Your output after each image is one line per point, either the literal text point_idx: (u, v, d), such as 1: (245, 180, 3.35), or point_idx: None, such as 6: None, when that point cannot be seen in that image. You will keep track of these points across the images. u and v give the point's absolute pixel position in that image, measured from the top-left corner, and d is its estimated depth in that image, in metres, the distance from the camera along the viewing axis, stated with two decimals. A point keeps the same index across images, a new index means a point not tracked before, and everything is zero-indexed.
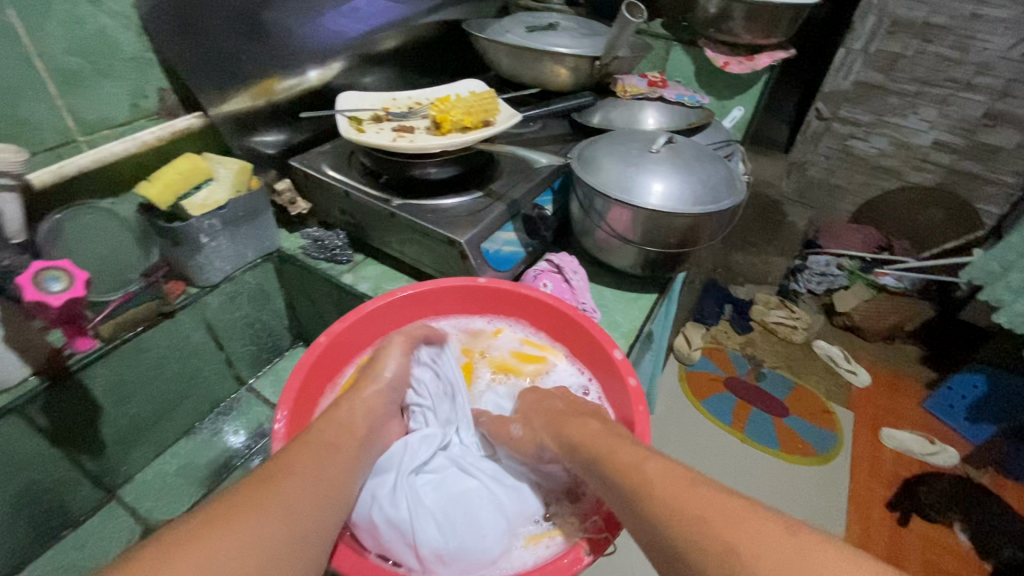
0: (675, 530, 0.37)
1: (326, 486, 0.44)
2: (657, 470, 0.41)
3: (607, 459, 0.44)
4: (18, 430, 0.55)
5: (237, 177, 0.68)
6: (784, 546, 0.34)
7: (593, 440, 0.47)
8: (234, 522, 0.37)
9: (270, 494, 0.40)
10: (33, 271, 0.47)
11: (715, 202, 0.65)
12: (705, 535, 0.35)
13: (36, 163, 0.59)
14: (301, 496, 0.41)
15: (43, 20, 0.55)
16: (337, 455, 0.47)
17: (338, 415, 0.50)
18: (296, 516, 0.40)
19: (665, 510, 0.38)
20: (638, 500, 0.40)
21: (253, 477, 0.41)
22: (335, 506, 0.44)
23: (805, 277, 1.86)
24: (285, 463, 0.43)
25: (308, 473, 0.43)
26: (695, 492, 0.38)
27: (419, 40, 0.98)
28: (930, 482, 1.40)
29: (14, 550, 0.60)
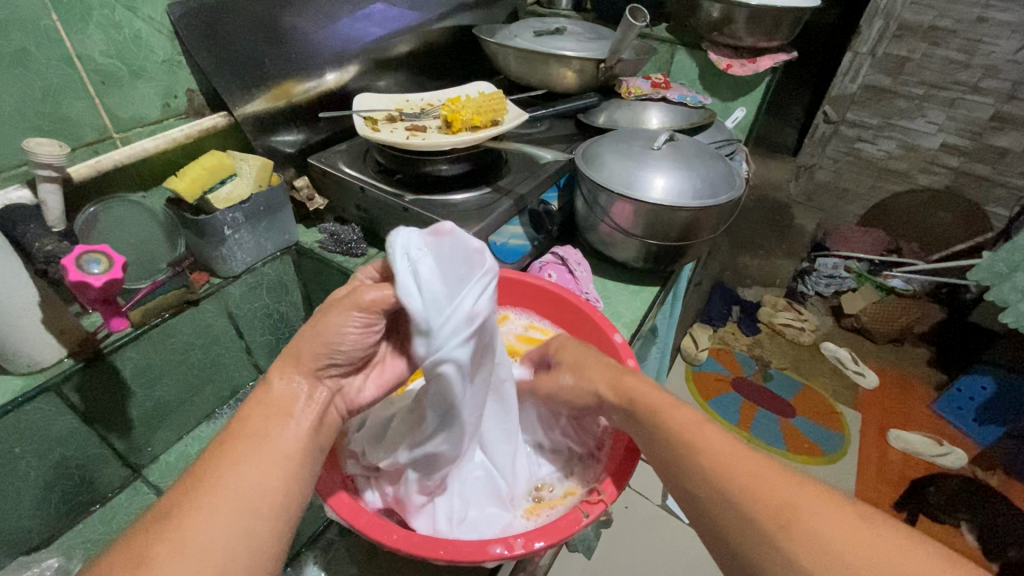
0: (726, 484, 0.39)
1: (247, 496, 0.37)
2: (703, 428, 0.43)
3: (653, 412, 0.46)
4: (55, 407, 0.59)
5: (260, 173, 0.72)
6: (838, 510, 0.36)
7: (646, 395, 0.48)
8: (175, 515, 0.35)
9: (210, 484, 0.37)
10: (75, 255, 0.52)
11: (714, 197, 0.68)
12: (757, 489, 0.38)
13: (75, 158, 0.63)
14: (206, 521, 0.35)
15: (83, 25, 0.59)
16: (267, 453, 0.39)
17: (273, 401, 0.42)
18: (236, 504, 0.36)
19: (713, 467, 0.40)
20: (686, 451, 0.42)
21: (151, 519, 0.35)
22: (272, 514, 0.37)
23: (812, 279, 1.87)
24: (194, 487, 0.37)
25: (221, 494, 0.36)
26: (744, 452, 0.41)
27: (431, 45, 1.03)
28: (939, 482, 1.41)
29: (49, 523, 0.64)
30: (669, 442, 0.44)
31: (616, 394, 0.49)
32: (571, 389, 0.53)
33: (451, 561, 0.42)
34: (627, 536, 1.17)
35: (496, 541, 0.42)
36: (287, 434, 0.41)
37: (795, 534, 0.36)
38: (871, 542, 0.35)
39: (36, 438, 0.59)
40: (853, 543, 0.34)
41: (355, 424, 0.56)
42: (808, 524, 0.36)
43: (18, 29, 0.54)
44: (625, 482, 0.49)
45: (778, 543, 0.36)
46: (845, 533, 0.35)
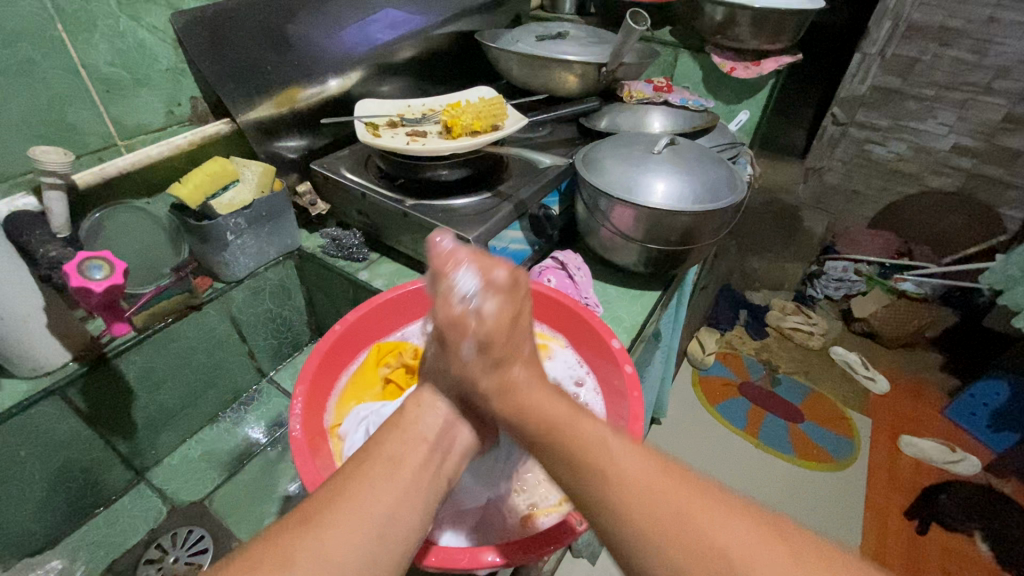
0: (666, 547, 0.34)
1: (382, 516, 0.37)
2: (622, 459, 0.38)
3: (561, 429, 0.40)
4: (58, 410, 0.60)
5: (262, 178, 0.73)
6: (772, 551, 0.32)
7: (550, 406, 0.42)
8: (322, 528, 0.35)
9: (350, 498, 0.37)
10: (77, 260, 0.52)
11: (714, 201, 0.68)
12: (707, 550, 0.33)
13: (80, 165, 0.64)
14: (343, 536, 0.35)
15: (88, 34, 0.60)
16: (397, 471, 0.40)
17: (409, 424, 0.45)
18: (378, 520, 0.36)
19: (627, 494, 0.36)
20: (603, 491, 0.37)
21: (293, 520, 0.35)
22: (398, 542, 0.37)
23: (822, 283, 1.86)
24: (331, 496, 0.37)
25: (355, 504, 0.36)
26: (667, 490, 0.36)
27: (435, 50, 1.03)
28: (951, 490, 1.38)
29: (54, 524, 0.65)
30: (593, 484, 0.38)
31: (519, 413, 0.43)
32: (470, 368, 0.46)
33: (443, 569, 0.43)
34: None
35: (488, 550, 0.43)
36: (419, 459, 0.42)
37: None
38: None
39: (40, 440, 0.60)
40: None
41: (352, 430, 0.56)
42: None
43: (23, 40, 0.55)
44: None
45: None
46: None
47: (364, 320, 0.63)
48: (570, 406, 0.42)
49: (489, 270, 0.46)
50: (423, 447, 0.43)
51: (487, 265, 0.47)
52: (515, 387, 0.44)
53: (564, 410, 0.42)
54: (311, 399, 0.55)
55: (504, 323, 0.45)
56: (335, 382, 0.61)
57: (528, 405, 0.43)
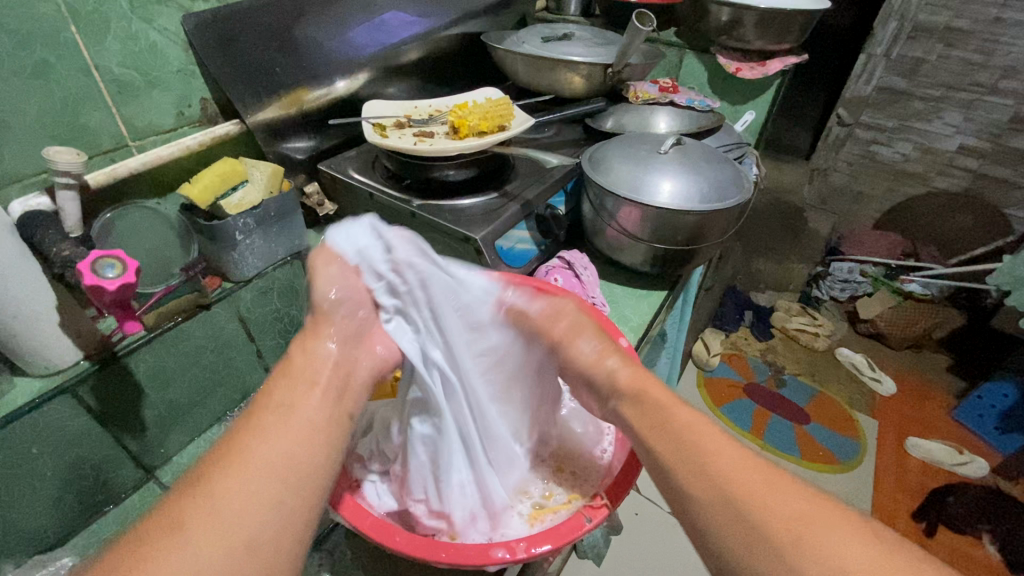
0: (745, 510, 0.36)
1: (278, 463, 0.37)
2: (716, 438, 0.41)
3: (660, 410, 0.44)
4: (70, 408, 0.60)
5: (271, 179, 0.73)
6: (856, 532, 0.34)
7: (649, 388, 0.47)
8: (212, 487, 0.35)
9: (235, 456, 0.36)
10: (91, 259, 0.53)
11: (721, 201, 0.68)
12: (781, 516, 0.35)
13: (92, 165, 0.65)
14: (235, 490, 0.35)
15: (101, 36, 0.61)
16: (290, 421, 0.39)
17: (305, 369, 0.44)
18: (272, 471, 0.36)
19: (713, 463, 0.39)
20: (694, 461, 0.40)
21: (185, 488, 0.35)
22: (302, 480, 0.37)
23: (827, 284, 1.85)
24: (222, 458, 0.37)
25: (245, 462, 0.36)
26: (753, 467, 0.38)
27: (441, 52, 1.04)
28: (958, 493, 1.37)
29: (63, 523, 0.65)
30: (685, 457, 0.40)
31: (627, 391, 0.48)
32: (588, 364, 0.51)
33: (453, 564, 0.43)
34: (637, 543, 1.15)
35: (498, 546, 0.43)
36: (321, 401, 0.42)
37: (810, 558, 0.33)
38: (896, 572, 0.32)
39: (53, 437, 0.60)
40: (876, 566, 0.33)
41: (362, 427, 0.57)
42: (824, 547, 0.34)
43: (38, 42, 0.56)
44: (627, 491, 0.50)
45: (786, 558, 0.34)
46: (867, 556, 0.33)
47: None
48: (672, 397, 0.46)
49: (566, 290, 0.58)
50: (320, 391, 0.42)
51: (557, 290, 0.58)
52: (619, 380, 0.49)
53: (668, 396, 0.45)
54: None
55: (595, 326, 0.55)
56: None
57: (623, 382, 0.48)
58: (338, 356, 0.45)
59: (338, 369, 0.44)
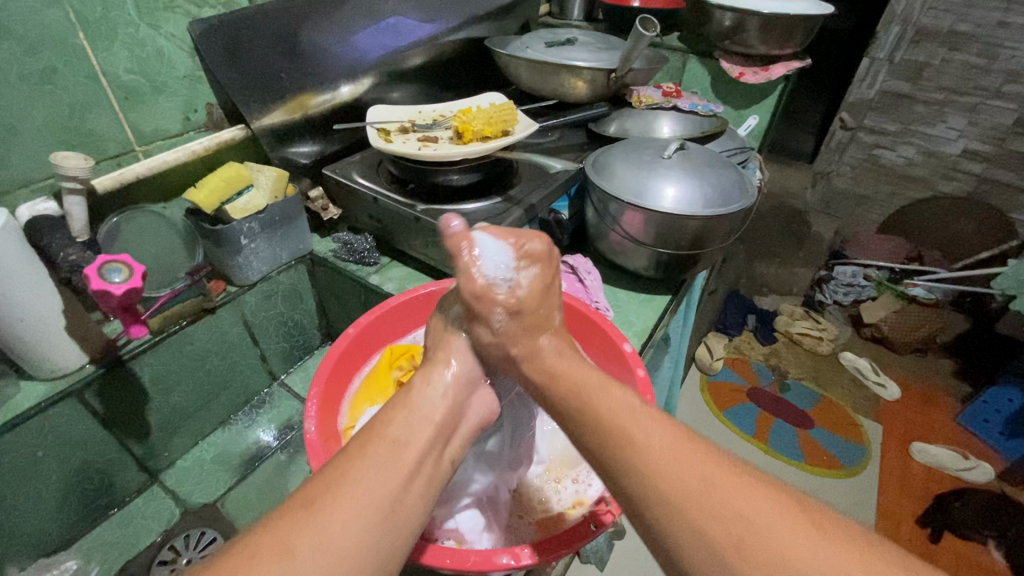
0: (685, 510, 0.35)
1: (385, 498, 0.38)
2: (650, 430, 0.40)
3: (588, 399, 0.43)
4: (76, 412, 0.61)
5: (276, 184, 0.74)
6: (803, 534, 0.33)
7: (582, 377, 0.46)
8: (321, 515, 0.35)
9: (345, 485, 0.37)
10: (98, 264, 0.53)
11: (725, 205, 0.68)
12: (721, 517, 0.34)
13: (100, 170, 0.65)
14: (342, 521, 0.35)
15: (108, 42, 0.61)
16: (398, 457, 0.41)
17: (415, 405, 0.46)
18: (384, 508, 0.37)
19: (649, 463, 0.37)
20: (630, 460, 0.38)
21: (295, 504, 0.36)
22: (398, 523, 0.38)
23: (831, 287, 1.85)
24: (331, 484, 0.37)
25: (352, 493, 0.37)
26: (702, 464, 0.37)
27: (445, 57, 1.04)
28: (963, 498, 1.37)
29: (66, 526, 0.65)
30: (620, 456, 0.39)
31: (541, 375, 0.48)
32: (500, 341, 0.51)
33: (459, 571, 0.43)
34: (639, 547, 1.15)
35: (504, 551, 0.43)
36: (427, 441, 0.44)
37: (749, 558, 0.32)
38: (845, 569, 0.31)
39: (58, 441, 0.60)
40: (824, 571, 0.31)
41: None
42: (765, 545, 0.32)
43: (47, 48, 0.57)
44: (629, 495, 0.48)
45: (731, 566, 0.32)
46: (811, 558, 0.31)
47: (378, 323, 0.64)
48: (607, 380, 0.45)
49: (523, 242, 0.52)
50: (430, 430, 0.44)
51: (519, 239, 0.52)
52: (544, 355, 0.49)
53: (597, 380, 0.45)
54: (325, 401, 0.56)
55: (535, 294, 0.51)
56: (348, 385, 0.62)
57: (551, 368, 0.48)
58: (444, 393, 0.48)
59: (449, 410, 0.47)
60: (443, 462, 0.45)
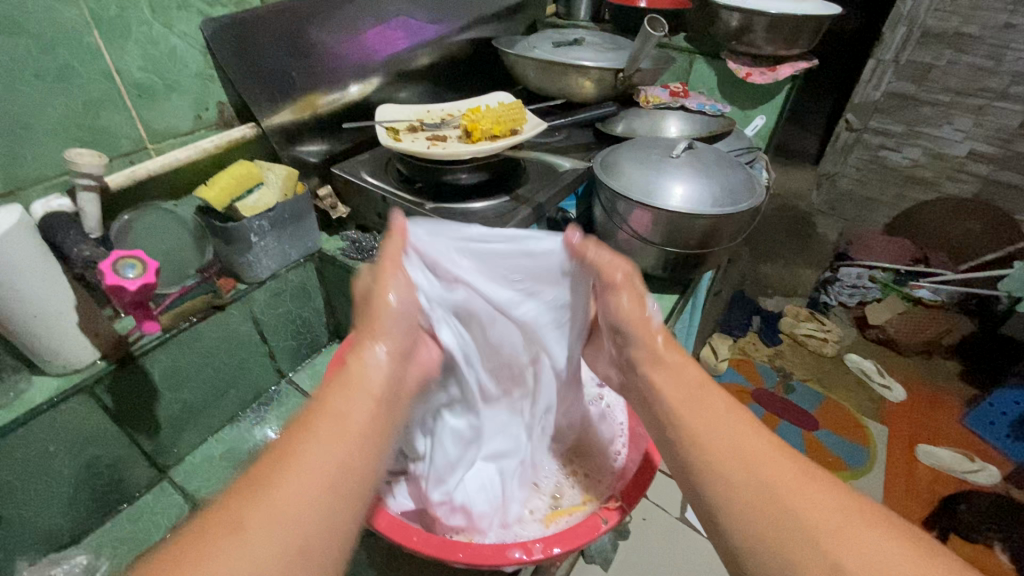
0: (774, 508, 0.36)
1: (325, 471, 0.36)
2: (745, 433, 0.40)
3: (684, 401, 0.44)
4: (86, 408, 0.61)
5: (285, 182, 0.74)
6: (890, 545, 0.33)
7: (679, 377, 0.46)
8: (259, 496, 0.33)
9: (286, 461, 0.35)
10: (112, 260, 0.54)
11: (733, 204, 0.68)
12: (810, 516, 0.35)
13: (112, 167, 0.66)
14: (279, 500, 0.33)
15: (122, 41, 0.62)
16: (345, 430, 0.39)
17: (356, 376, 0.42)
18: (323, 484, 0.35)
19: (740, 462, 0.38)
20: (720, 458, 0.39)
21: (243, 489, 0.34)
22: (347, 494, 0.36)
23: (836, 289, 1.81)
24: (272, 462, 0.36)
25: (295, 478, 0.35)
26: (793, 471, 0.37)
27: (454, 57, 1.05)
28: (969, 500, 1.36)
29: (78, 520, 0.66)
30: (709, 455, 0.40)
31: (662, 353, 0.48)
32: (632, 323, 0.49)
33: (472, 564, 0.43)
34: (645, 547, 1.14)
35: (515, 546, 0.43)
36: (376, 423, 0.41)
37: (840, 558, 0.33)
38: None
39: (69, 437, 0.61)
40: None
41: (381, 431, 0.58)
42: (861, 552, 0.33)
43: (62, 47, 0.57)
44: (642, 493, 0.50)
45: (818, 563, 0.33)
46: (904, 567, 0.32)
47: None
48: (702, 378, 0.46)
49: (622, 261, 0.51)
50: (372, 403, 0.42)
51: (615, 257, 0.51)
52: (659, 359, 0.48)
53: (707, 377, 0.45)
54: None
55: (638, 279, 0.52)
56: None
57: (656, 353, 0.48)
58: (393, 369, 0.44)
59: (390, 380, 0.44)
60: (391, 433, 0.43)
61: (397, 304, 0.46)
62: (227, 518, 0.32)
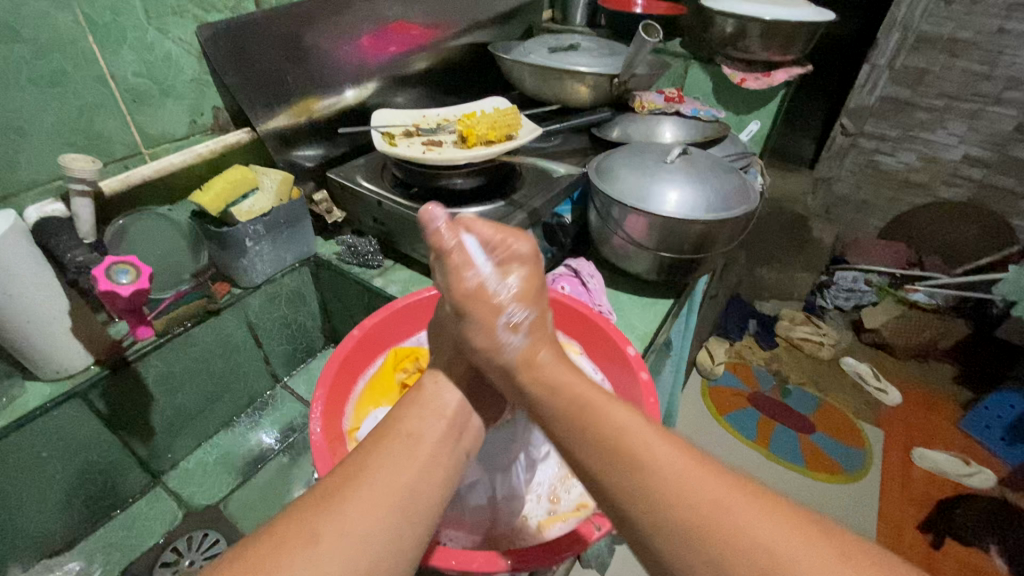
0: (688, 523, 0.35)
1: (398, 485, 0.38)
2: (656, 442, 0.39)
3: (591, 409, 0.41)
4: (80, 413, 0.61)
5: (281, 187, 0.74)
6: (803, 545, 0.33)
7: (577, 385, 0.44)
8: (335, 504, 0.36)
9: (361, 476, 0.38)
10: (105, 265, 0.54)
11: (727, 210, 0.68)
12: (723, 530, 0.34)
13: (107, 173, 0.66)
14: (357, 513, 0.36)
15: (117, 46, 0.62)
16: (419, 446, 0.42)
17: (426, 401, 0.46)
18: (395, 495, 0.38)
19: (654, 477, 0.37)
20: (631, 476, 0.37)
21: (317, 497, 0.37)
22: (423, 508, 0.38)
23: (832, 293, 1.85)
24: (349, 476, 0.38)
25: (371, 489, 0.37)
26: (707, 480, 0.36)
27: (450, 62, 1.06)
28: (964, 504, 1.36)
29: (70, 526, 0.65)
30: (622, 469, 0.38)
31: (535, 386, 0.46)
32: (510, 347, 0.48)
33: (463, 571, 0.43)
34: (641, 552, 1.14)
35: (505, 553, 0.43)
36: (445, 444, 0.44)
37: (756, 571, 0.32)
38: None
39: (62, 442, 0.60)
40: None
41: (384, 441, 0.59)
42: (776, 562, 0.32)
43: (57, 52, 0.57)
44: None
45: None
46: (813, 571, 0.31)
47: (382, 325, 0.64)
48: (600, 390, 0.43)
49: (510, 242, 0.53)
50: (440, 424, 0.45)
51: (500, 237, 0.53)
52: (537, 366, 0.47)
53: (605, 397, 0.42)
54: (330, 402, 0.56)
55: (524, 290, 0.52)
56: (353, 387, 0.62)
57: (546, 376, 0.46)
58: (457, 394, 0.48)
59: (460, 403, 0.47)
60: (461, 456, 0.45)
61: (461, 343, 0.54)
62: (303, 524, 0.35)
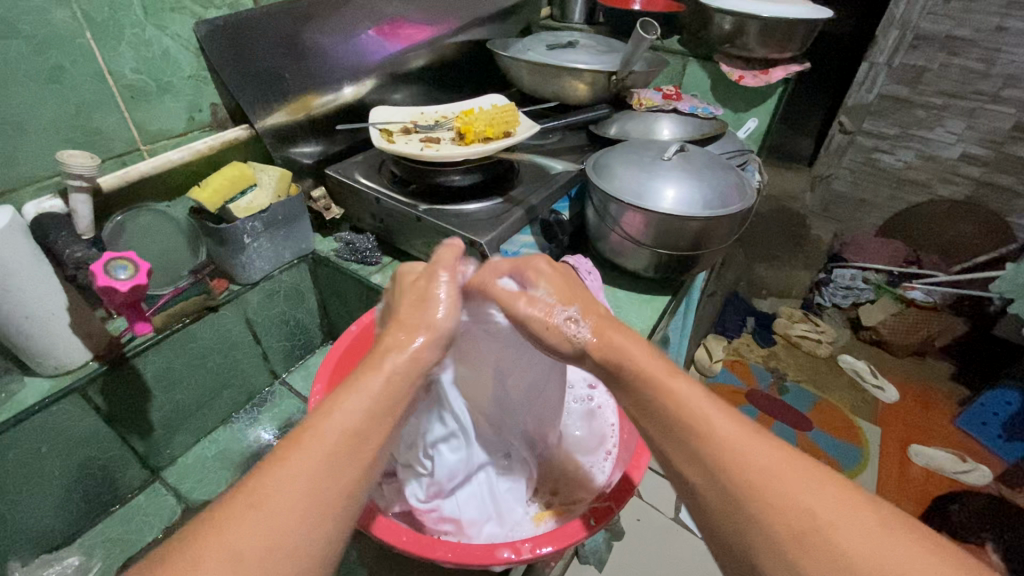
0: (747, 494, 0.36)
1: (310, 489, 0.34)
2: (720, 417, 0.40)
3: (653, 385, 0.43)
4: (79, 409, 0.61)
5: (279, 183, 0.75)
6: (861, 518, 0.34)
7: (636, 360, 0.45)
8: (234, 519, 0.32)
9: (269, 481, 0.34)
10: (103, 261, 0.54)
11: (724, 206, 0.68)
12: (782, 504, 0.35)
13: (106, 169, 0.66)
14: (255, 526, 0.32)
15: (115, 43, 0.62)
16: (347, 442, 0.37)
17: (367, 381, 0.41)
18: (305, 504, 0.34)
19: (716, 450, 0.38)
20: (694, 446, 0.39)
21: (230, 503, 0.33)
22: (337, 510, 0.35)
23: (830, 291, 1.87)
24: (258, 481, 0.34)
25: (280, 498, 0.33)
26: (771, 456, 0.37)
27: (449, 60, 1.06)
28: (962, 500, 1.37)
29: (70, 521, 0.66)
30: (682, 439, 0.40)
31: (606, 366, 0.46)
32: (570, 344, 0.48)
33: (460, 564, 0.43)
34: (638, 548, 1.15)
35: (502, 545, 0.44)
36: (381, 434, 0.39)
37: (811, 547, 0.33)
38: (905, 557, 0.32)
39: (59, 438, 0.60)
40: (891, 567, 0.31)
41: None
42: (834, 541, 0.33)
43: (54, 48, 0.57)
44: (630, 493, 0.50)
45: (790, 554, 0.33)
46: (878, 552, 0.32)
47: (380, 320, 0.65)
48: (666, 365, 0.44)
49: (532, 262, 0.54)
50: (385, 413, 0.40)
51: (526, 265, 0.54)
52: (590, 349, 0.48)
53: (664, 367, 0.44)
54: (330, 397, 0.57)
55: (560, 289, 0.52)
56: None
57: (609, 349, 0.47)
58: (404, 377, 0.43)
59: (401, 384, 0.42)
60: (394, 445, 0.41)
61: (444, 317, 0.48)
62: (205, 534, 0.32)
